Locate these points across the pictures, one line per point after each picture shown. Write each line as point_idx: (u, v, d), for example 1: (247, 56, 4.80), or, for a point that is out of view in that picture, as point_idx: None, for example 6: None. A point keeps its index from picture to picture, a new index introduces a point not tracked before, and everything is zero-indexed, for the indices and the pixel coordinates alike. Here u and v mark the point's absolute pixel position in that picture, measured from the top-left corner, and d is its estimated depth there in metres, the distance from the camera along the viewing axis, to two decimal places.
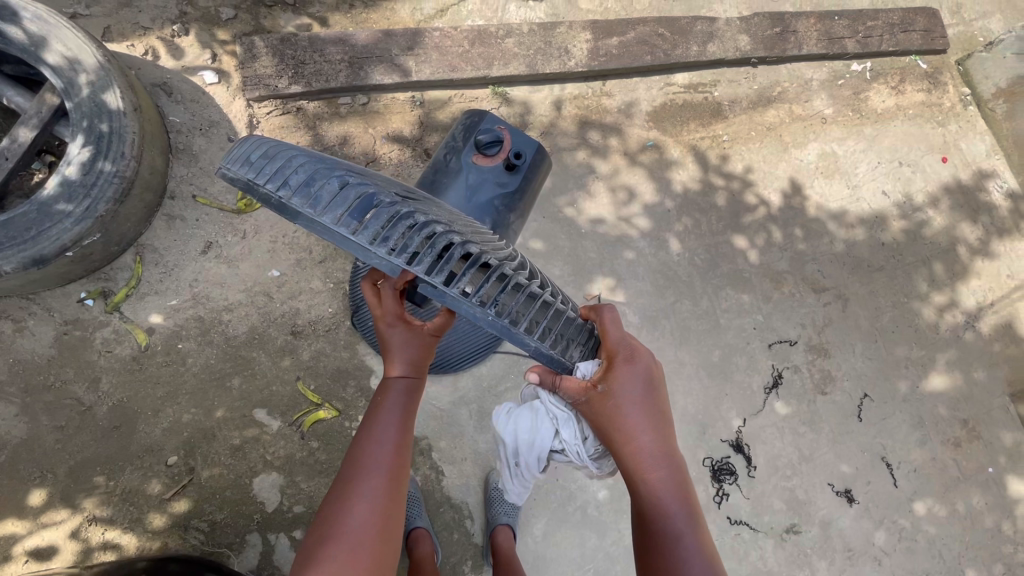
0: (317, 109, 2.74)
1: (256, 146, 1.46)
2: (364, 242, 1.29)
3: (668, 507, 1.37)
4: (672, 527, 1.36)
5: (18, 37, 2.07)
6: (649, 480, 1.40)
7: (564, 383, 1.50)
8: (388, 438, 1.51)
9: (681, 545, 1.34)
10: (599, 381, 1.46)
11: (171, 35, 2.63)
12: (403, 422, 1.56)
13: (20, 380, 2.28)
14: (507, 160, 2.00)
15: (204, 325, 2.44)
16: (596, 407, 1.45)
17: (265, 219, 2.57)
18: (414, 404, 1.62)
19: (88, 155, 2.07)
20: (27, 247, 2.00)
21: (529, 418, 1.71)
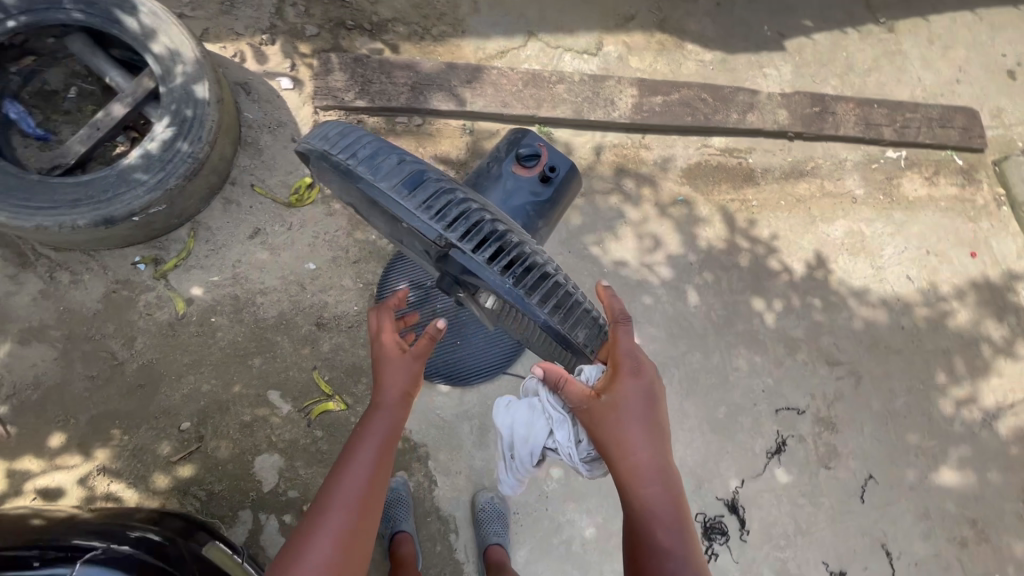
0: (375, 124, 2.97)
1: (334, 125, 1.67)
2: (410, 205, 1.46)
3: (660, 520, 1.42)
4: (663, 541, 1.39)
5: (133, 27, 2.36)
6: (642, 492, 1.45)
7: (568, 388, 1.57)
8: (363, 466, 1.53)
9: (671, 558, 1.37)
10: (601, 391, 1.53)
11: (259, 43, 2.93)
12: (380, 451, 1.58)
13: (64, 327, 2.44)
14: (543, 173, 2.13)
15: (238, 303, 2.60)
16: (597, 417, 1.51)
17: (311, 215, 2.76)
18: (395, 432, 1.65)
19: (170, 135, 2.31)
20: (101, 206, 2.21)
21: (525, 413, 1.79)
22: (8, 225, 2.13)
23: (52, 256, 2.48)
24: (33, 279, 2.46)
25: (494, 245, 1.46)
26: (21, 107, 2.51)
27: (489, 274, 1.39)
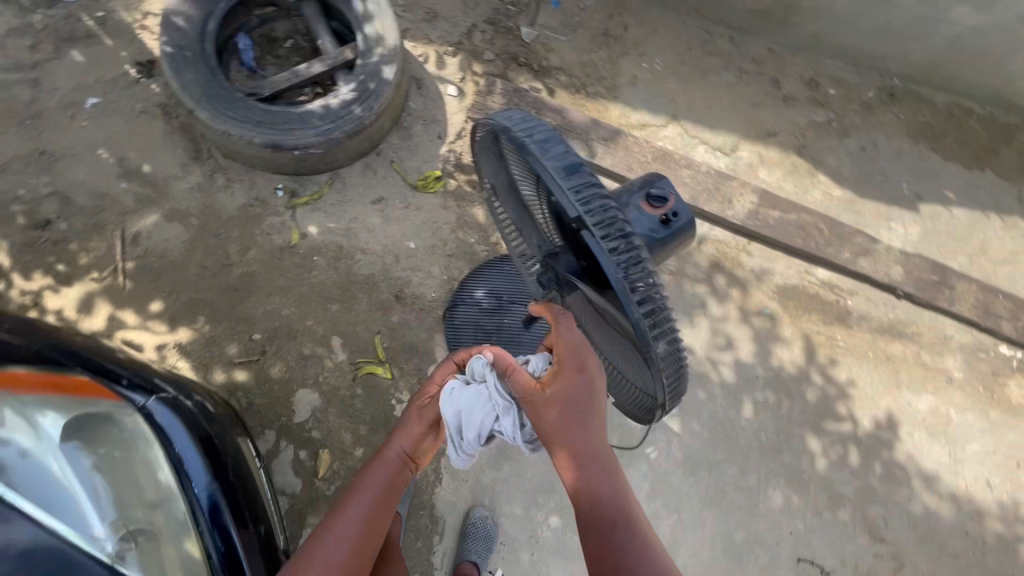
0: None
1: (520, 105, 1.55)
2: (547, 163, 1.26)
3: (613, 505, 1.42)
4: (617, 526, 1.38)
5: (358, 10, 2.84)
6: (596, 485, 1.45)
7: (514, 375, 1.60)
8: (353, 523, 1.54)
9: (627, 542, 1.35)
10: (547, 386, 1.56)
11: (443, 52, 3.34)
12: (375, 510, 1.59)
13: (202, 218, 2.82)
14: (665, 216, 1.82)
15: (340, 252, 2.89)
16: (547, 407, 1.53)
17: (429, 203, 3.04)
18: (393, 490, 1.65)
19: (350, 98, 2.70)
20: (276, 133, 2.60)
21: (471, 398, 1.69)
22: (206, 123, 2.58)
23: (218, 160, 2.90)
24: (197, 172, 2.87)
25: (627, 233, 1.22)
26: (249, 42, 3.02)
27: (608, 261, 1.17)
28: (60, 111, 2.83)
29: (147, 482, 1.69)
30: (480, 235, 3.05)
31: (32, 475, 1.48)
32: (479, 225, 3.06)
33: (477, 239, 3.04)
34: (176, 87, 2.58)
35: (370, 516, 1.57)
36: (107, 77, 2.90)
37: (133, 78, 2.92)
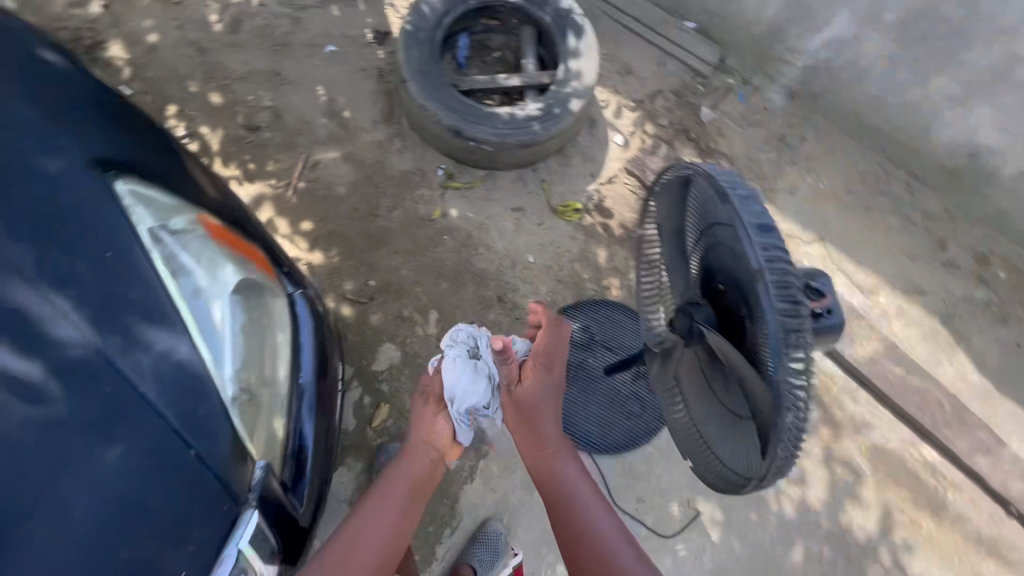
0: None
1: None
2: (743, 215, 1.14)
3: (573, 491, 1.84)
4: (580, 507, 1.81)
5: (569, 44, 3.09)
6: (559, 476, 1.87)
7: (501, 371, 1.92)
8: (383, 525, 1.77)
9: (587, 518, 1.78)
10: (523, 378, 1.98)
11: (625, 103, 3.51)
12: (405, 515, 1.83)
13: (370, 169, 3.17)
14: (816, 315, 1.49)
15: (467, 241, 3.10)
16: (524, 413, 1.94)
17: (560, 229, 3.18)
18: (412, 500, 1.88)
19: (533, 114, 2.93)
20: (460, 122, 2.89)
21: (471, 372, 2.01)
22: (410, 94, 2.93)
23: (402, 127, 3.25)
24: (382, 131, 3.24)
25: (808, 312, 1.07)
26: (467, 43, 3.39)
27: (776, 329, 1.03)
28: (303, 47, 3.34)
29: (275, 366, 1.71)
30: (593, 275, 3.15)
31: (196, 314, 1.52)
32: (596, 265, 3.16)
33: (589, 277, 3.14)
34: (400, 58, 2.98)
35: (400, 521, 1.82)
36: (348, 32, 3.38)
37: (367, 40, 3.39)
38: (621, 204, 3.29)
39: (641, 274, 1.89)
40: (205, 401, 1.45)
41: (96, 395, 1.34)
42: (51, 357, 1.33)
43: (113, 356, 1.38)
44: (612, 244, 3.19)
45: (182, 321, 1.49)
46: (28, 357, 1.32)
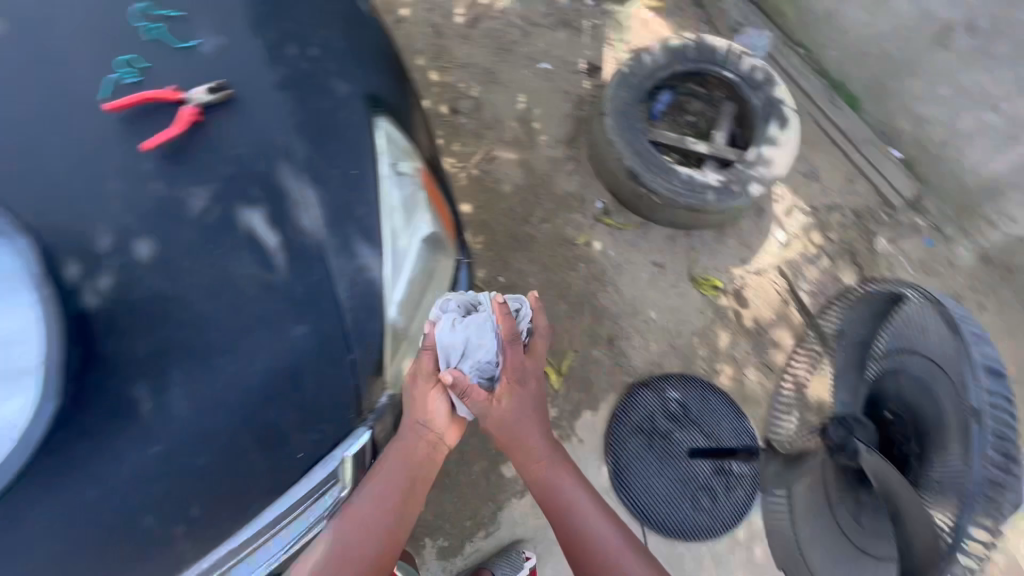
0: (793, 315, 3.18)
1: None
2: (970, 352, 1.09)
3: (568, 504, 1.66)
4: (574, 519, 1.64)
5: (770, 131, 3.07)
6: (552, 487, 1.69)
7: (472, 394, 1.61)
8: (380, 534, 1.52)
9: (584, 529, 1.63)
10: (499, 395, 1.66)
11: (800, 204, 3.42)
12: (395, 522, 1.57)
13: (537, 179, 3.32)
14: None
15: (600, 276, 3.15)
16: (502, 433, 1.69)
17: (692, 299, 3.14)
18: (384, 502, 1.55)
19: (712, 184, 2.93)
20: (640, 167, 2.94)
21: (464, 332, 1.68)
22: (603, 129, 3.03)
23: (580, 153, 3.37)
24: (561, 150, 3.37)
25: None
26: (668, 100, 3.47)
27: (980, 479, 0.98)
28: (520, 55, 3.50)
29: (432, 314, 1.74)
30: (707, 355, 3.07)
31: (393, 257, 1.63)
32: (714, 346, 3.08)
33: (702, 355, 3.07)
34: (607, 93, 3.08)
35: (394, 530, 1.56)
36: (565, 55, 3.49)
37: (577, 68, 3.47)
38: (760, 298, 3.20)
39: (779, 383, 1.87)
40: (376, 319, 1.54)
41: (304, 279, 1.45)
42: (285, 235, 1.45)
43: (329, 252, 1.49)
44: (737, 332, 3.11)
45: (384, 244, 1.59)
46: (270, 227, 1.44)
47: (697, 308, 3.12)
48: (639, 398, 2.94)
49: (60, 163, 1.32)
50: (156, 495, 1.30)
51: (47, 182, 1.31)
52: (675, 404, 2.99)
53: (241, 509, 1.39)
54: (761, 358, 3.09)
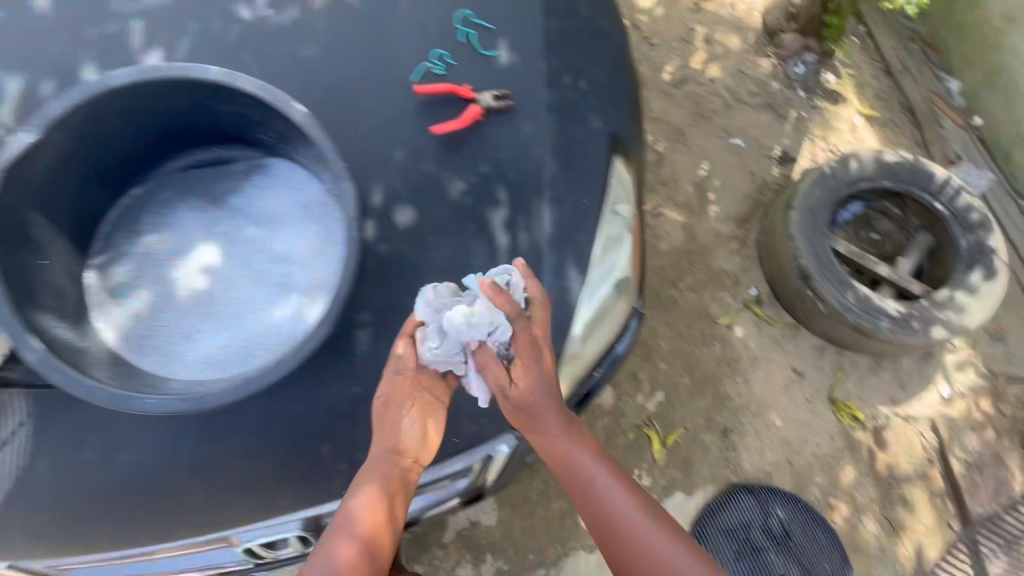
0: (932, 477, 2.90)
1: None
2: None
3: (595, 497, 1.42)
4: (602, 513, 1.40)
5: (970, 278, 2.85)
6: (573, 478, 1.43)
7: (489, 374, 1.34)
8: (387, 512, 1.34)
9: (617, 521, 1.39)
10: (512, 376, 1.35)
11: (976, 363, 3.09)
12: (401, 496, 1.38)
13: (698, 246, 3.24)
14: None
15: (733, 363, 3.03)
16: (517, 417, 1.41)
17: (825, 421, 2.94)
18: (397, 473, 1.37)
19: (890, 312, 2.75)
20: (816, 273, 2.81)
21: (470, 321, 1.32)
22: (787, 223, 2.93)
23: (749, 236, 3.27)
24: (730, 228, 3.29)
25: None
26: (856, 210, 3.28)
27: None
28: (716, 125, 3.47)
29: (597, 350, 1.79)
30: (825, 485, 2.85)
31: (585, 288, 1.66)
32: (835, 478, 2.85)
33: (819, 482, 2.85)
34: (801, 188, 2.97)
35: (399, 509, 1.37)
36: (761, 138, 3.42)
37: (770, 154, 3.39)
38: (902, 447, 2.92)
39: None
40: (560, 341, 1.61)
41: None
42: (514, 240, 1.56)
43: (544, 268, 1.58)
44: (864, 473, 2.87)
45: (589, 276, 1.67)
46: (504, 229, 1.56)
47: (827, 433, 2.92)
48: (737, 501, 2.77)
49: (367, 125, 1.50)
50: (343, 428, 1.45)
51: (351, 136, 1.49)
52: (777, 522, 2.77)
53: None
54: (884, 510, 2.82)
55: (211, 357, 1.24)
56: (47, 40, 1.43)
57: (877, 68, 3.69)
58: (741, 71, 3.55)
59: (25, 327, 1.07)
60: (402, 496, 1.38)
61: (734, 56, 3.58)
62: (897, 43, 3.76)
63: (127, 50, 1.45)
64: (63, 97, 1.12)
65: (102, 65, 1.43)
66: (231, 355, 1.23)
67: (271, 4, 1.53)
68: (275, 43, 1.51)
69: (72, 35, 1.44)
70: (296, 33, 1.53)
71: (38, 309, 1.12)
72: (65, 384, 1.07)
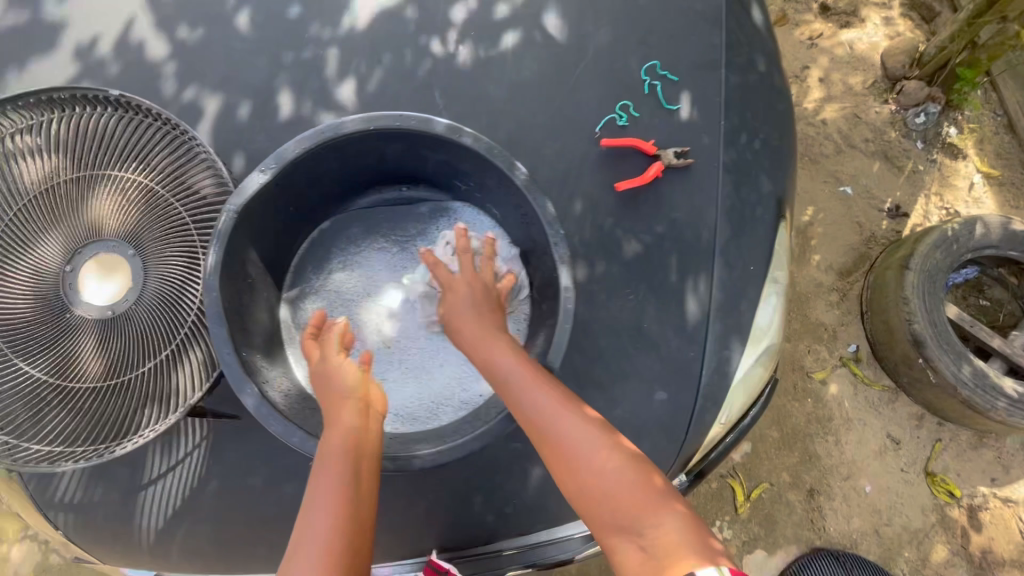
0: None
1: None
2: None
3: (564, 433, 1.01)
4: (577, 452, 0.99)
5: None
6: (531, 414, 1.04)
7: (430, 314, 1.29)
8: (349, 480, 0.96)
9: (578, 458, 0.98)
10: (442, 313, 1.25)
11: None
12: (368, 472, 0.98)
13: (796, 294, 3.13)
14: None
15: (824, 422, 2.92)
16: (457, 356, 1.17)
17: (918, 494, 2.82)
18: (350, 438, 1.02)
19: (1010, 391, 2.60)
20: (932, 341, 2.66)
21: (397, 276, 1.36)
22: (902, 283, 2.77)
23: (851, 290, 3.13)
24: (831, 278, 3.15)
25: None
26: (969, 273, 3.12)
27: None
28: (825, 169, 3.32)
29: (739, 419, 1.71)
30: (912, 560, 2.76)
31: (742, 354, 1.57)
32: (924, 554, 2.75)
33: (907, 557, 2.75)
34: (921, 247, 2.78)
35: (368, 485, 0.97)
36: (873, 188, 3.27)
37: (882, 206, 3.25)
38: (999, 530, 2.79)
39: None
40: (715, 412, 1.54)
41: (681, 351, 1.51)
42: (681, 307, 1.51)
43: (708, 336, 1.53)
44: (956, 553, 2.76)
45: (748, 342, 1.59)
46: (673, 294, 1.51)
47: (920, 506, 2.80)
48: (821, 566, 2.63)
49: (548, 176, 1.47)
50: (495, 481, 1.45)
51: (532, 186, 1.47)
52: None
53: (539, 524, 1.46)
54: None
55: (402, 407, 1.27)
56: (245, 63, 1.42)
57: (999, 123, 3.40)
58: (856, 115, 3.38)
59: (245, 372, 1.07)
60: (358, 459, 0.99)
61: (851, 98, 3.42)
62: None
63: (322, 77, 1.43)
64: (298, 138, 1.10)
65: (296, 93, 1.42)
66: (424, 409, 1.26)
67: (462, 39, 1.49)
68: (460, 79, 1.48)
69: (270, 60, 1.43)
70: (482, 70, 1.49)
71: (251, 351, 1.13)
72: (282, 433, 1.07)
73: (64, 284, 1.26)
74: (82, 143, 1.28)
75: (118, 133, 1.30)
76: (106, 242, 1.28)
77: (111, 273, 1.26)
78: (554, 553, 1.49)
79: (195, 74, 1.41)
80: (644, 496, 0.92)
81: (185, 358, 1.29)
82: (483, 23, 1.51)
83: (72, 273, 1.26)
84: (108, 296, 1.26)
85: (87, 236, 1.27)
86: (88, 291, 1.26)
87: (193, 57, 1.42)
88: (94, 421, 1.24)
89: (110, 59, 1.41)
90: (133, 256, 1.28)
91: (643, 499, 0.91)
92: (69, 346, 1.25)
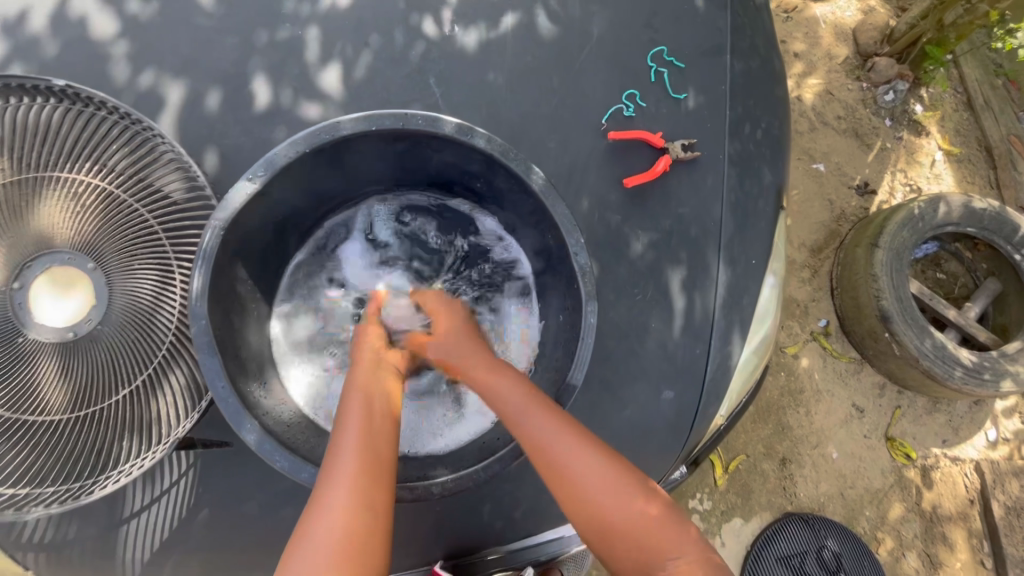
0: (978, 527, 2.76)
1: None
2: None
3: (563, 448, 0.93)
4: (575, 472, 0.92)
5: None
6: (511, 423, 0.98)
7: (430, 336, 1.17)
8: (346, 474, 0.85)
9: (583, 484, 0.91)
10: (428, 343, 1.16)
11: None
12: (369, 459, 0.87)
13: None
14: None
15: (799, 394, 2.75)
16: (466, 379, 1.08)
17: (882, 460, 2.76)
18: (371, 406, 0.96)
19: (966, 362, 2.50)
20: (896, 316, 2.50)
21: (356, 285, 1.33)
22: (871, 262, 2.55)
23: (822, 266, 2.87)
24: (803, 255, 2.87)
25: None
26: (928, 249, 2.89)
27: None
28: (799, 147, 2.93)
29: (735, 409, 1.69)
30: (873, 518, 2.70)
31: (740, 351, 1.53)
32: (883, 513, 2.71)
33: (868, 516, 2.70)
34: (892, 222, 2.56)
35: (369, 472, 0.86)
36: (845, 165, 2.94)
37: (851, 183, 2.92)
38: (947, 486, 2.79)
39: None
40: (716, 406, 1.51)
41: (687, 350, 1.48)
42: (687, 303, 1.48)
43: (713, 333, 1.49)
44: (910, 510, 2.73)
45: (749, 336, 1.55)
46: (680, 291, 1.48)
47: (881, 469, 2.75)
48: (791, 531, 2.57)
49: (555, 173, 1.41)
50: (504, 489, 1.42)
51: None
52: (831, 551, 2.55)
53: (545, 525, 1.43)
54: (927, 547, 2.71)
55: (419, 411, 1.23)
56: (211, 43, 1.31)
57: (959, 100, 3.06)
58: (830, 91, 3.00)
59: (243, 405, 0.97)
60: (356, 442, 0.90)
61: (825, 71, 3.03)
62: (992, 70, 3.07)
63: (303, 62, 1.32)
64: (290, 141, 0.98)
65: (274, 78, 1.31)
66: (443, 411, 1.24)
67: (456, 20, 1.40)
68: (460, 68, 1.39)
69: (241, 40, 1.32)
70: (479, 57, 1.40)
71: (245, 380, 1.03)
72: (290, 470, 0.95)
73: (12, 304, 1.07)
74: (23, 141, 1.10)
75: (64, 130, 1.12)
76: (61, 254, 1.09)
77: (68, 287, 1.08)
78: (539, 556, 1.44)
79: (151, 57, 1.30)
80: (649, 515, 0.87)
81: (164, 383, 1.13)
82: (480, 4, 1.41)
83: (21, 291, 1.07)
84: (66, 315, 1.08)
85: (35, 248, 1.08)
86: (41, 310, 1.07)
87: (145, 35, 1.30)
88: (64, 458, 1.10)
89: (46, 35, 1.29)
90: (94, 269, 1.09)
91: (642, 518, 0.87)
92: (27, 372, 1.07)
